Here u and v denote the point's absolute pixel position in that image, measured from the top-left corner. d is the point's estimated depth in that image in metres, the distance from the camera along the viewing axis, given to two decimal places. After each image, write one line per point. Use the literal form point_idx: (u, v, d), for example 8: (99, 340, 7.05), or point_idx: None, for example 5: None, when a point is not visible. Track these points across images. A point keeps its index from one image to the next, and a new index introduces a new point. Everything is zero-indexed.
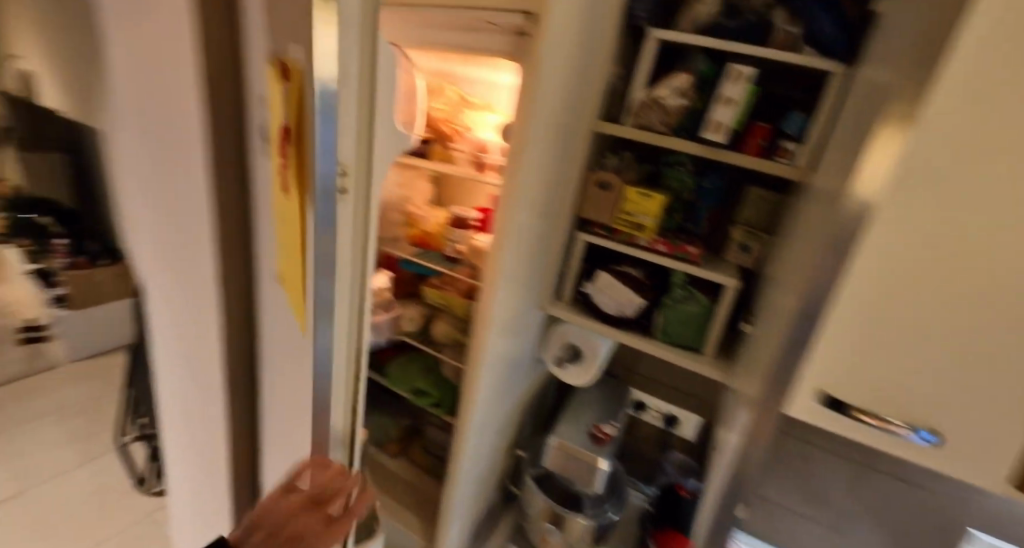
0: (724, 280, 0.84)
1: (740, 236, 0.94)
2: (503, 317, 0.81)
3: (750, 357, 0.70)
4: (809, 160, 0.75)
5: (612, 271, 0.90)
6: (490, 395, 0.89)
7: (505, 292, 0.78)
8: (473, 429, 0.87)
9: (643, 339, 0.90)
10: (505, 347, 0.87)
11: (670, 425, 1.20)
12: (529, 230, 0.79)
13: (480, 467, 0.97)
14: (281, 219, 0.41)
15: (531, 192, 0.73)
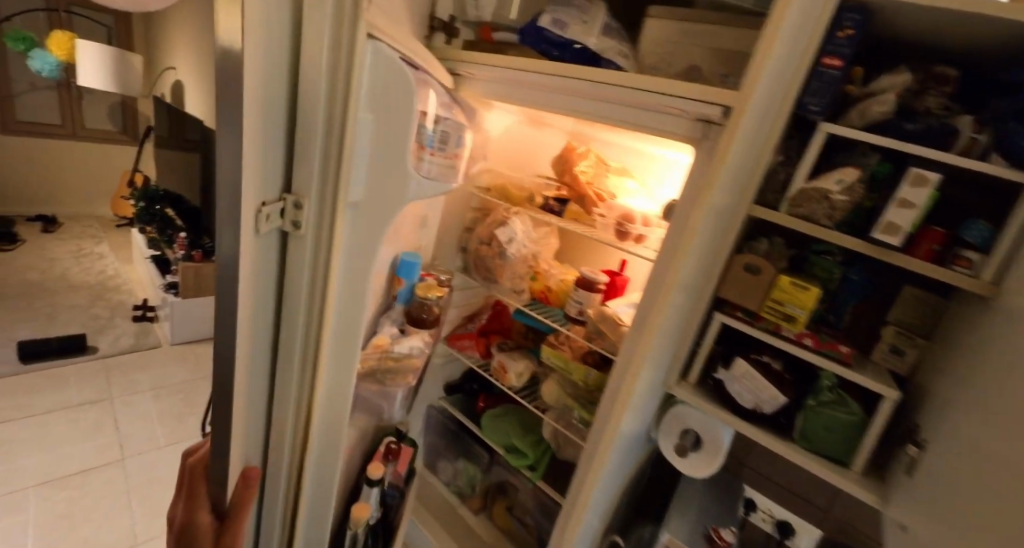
0: (881, 390, 0.76)
1: (890, 336, 0.86)
2: (638, 396, 0.78)
3: (932, 490, 0.61)
4: (996, 274, 0.67)
5: (750, 359, 0.85)
6: (606, 474, 0.84)
7: (646, 371, 0.76)
8: (584, 507, 0.83)
9: (780, 441, 0.83)
10: (629, 426, 0.82)
11: (784, 534, 0.99)
12: (678, 308, 0.76)
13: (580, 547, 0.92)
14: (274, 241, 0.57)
15: (687, 270, 0.72)
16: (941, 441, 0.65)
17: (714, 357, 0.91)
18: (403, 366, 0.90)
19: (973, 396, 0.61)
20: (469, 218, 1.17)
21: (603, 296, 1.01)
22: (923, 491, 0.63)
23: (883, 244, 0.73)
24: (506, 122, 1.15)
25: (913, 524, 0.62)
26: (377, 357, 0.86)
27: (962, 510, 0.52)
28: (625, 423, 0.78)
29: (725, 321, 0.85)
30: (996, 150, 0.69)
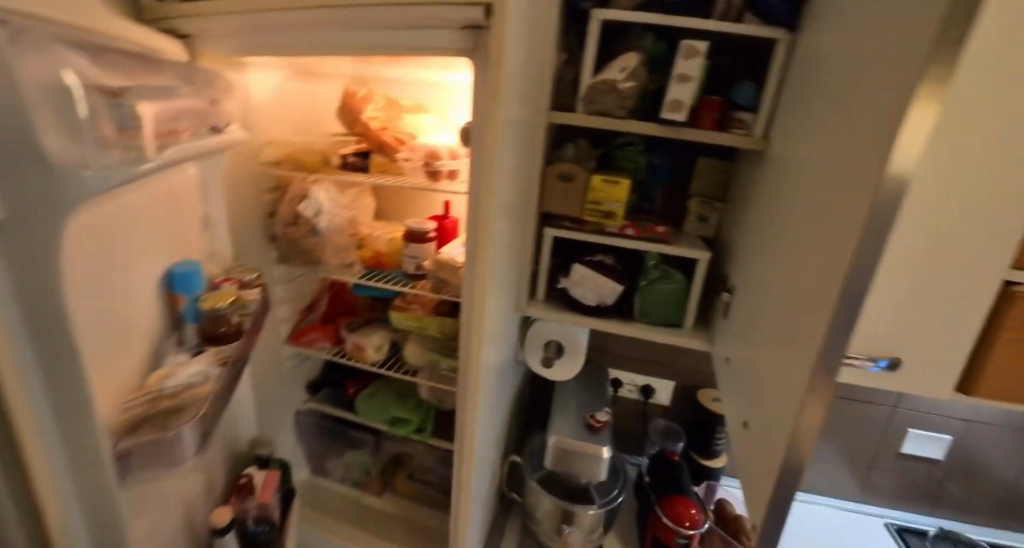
0: (694, 254, 0.85)
1: (696, 207, 0.96)
2: (492, 330, 0.77)
3: (743, 326, 0.71)
4: (765, 127, 0.76)
5: (585, 261, 0.89)
6: (486, 412, 0.84)
7: (492, 307, 0.74)
8: (475, 453, 0.83)
9: (626, 324, 0.90)
10: (494, 360, 0.82)
11: (647, 395, 1.24)
12: (508, 233, 0.75)
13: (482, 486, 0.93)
14: None
15: (504, 193, 0.70)
16: (745, 283, 0.75)
17: (555, 269, 0.94)
18: (188, 400, 0.68)
19: (763, 239, 0.70)
20: (268, 201, 1.03)
21: (438, 243, 0.98)
22: (738, 328, 0.74)
23: (672, 123, 0.77)
24: (275, 79, 0.98)
25: (737, 361, 0.71)
26: (147, 404, 0.67)
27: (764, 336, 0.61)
28: (487, 363, 0.79)
29: (557, 233, 0.87)
30: (749, 11, 0.74)
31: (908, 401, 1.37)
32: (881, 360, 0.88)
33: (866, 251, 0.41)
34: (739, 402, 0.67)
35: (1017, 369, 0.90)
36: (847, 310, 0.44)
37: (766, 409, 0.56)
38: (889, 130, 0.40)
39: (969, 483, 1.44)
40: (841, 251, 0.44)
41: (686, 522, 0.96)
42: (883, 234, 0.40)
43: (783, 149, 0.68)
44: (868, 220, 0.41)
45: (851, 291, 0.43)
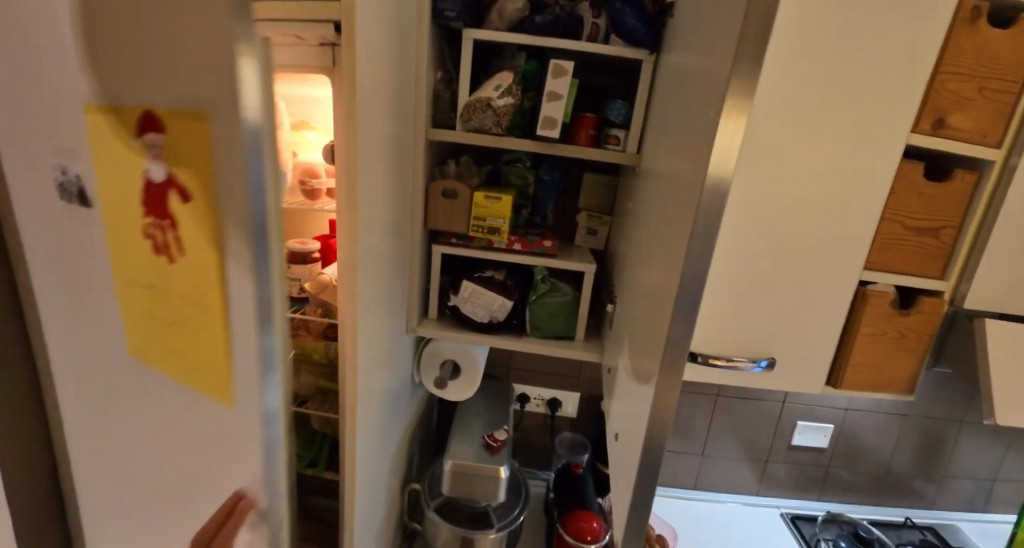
0: (580, 266, 0.86)
1: (585, 221, 0.97)
2: (368, 354, 0.73)
3: (620, 339, 0.73)
4: (637, 144, 0.79)
5: (475, 278, 0.88)
6: (369, 440, 0.80)
7: (365, 331, 0.71)
8: (358, 486, 0.78)
9: (518, 339, 0.89)
10: (376, 385, 0.79)
11: (554, 408, 1.27)
12: (382, 251, 0.72)
13: (373, 519, 0.88)
14: (173, 284, 0.41)
15: (373, 212, 0.66)
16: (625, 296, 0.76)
17: (446, 286, 0.92)
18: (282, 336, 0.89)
19: (637, 250, 0.71)
20: None
21: (321, 262, 0.92)
22: (618, 340, 0.75)
23: (547, 139, 0.78)
24: None
25: (615, 372, 0.73)
26: None
27: (634, 345, 0.63)
28: (366, 390, 0.74)
29: (444, 250, 0.86)
30: (613, 32, 0.77)
31: (795, 396, 1.47)
32: (762, 361, 0.92)
33: (696, 263, 0.43)
34: (615, 412, 0.68)
35: (875, 362, 0.98)
36: (687, 321, 0.45)
37: (632, 416, 0.57)
38: (710, 147, 0.42)
39: (850, 467, 1.57)
40: (678, 262, 0.46)
41: (587, 537, 1.00)
42: (710, 247, 0.42)
43: (652, 163, 0.70)
44: (695, 233, 0.42)
45: (687, 300, 0.44)
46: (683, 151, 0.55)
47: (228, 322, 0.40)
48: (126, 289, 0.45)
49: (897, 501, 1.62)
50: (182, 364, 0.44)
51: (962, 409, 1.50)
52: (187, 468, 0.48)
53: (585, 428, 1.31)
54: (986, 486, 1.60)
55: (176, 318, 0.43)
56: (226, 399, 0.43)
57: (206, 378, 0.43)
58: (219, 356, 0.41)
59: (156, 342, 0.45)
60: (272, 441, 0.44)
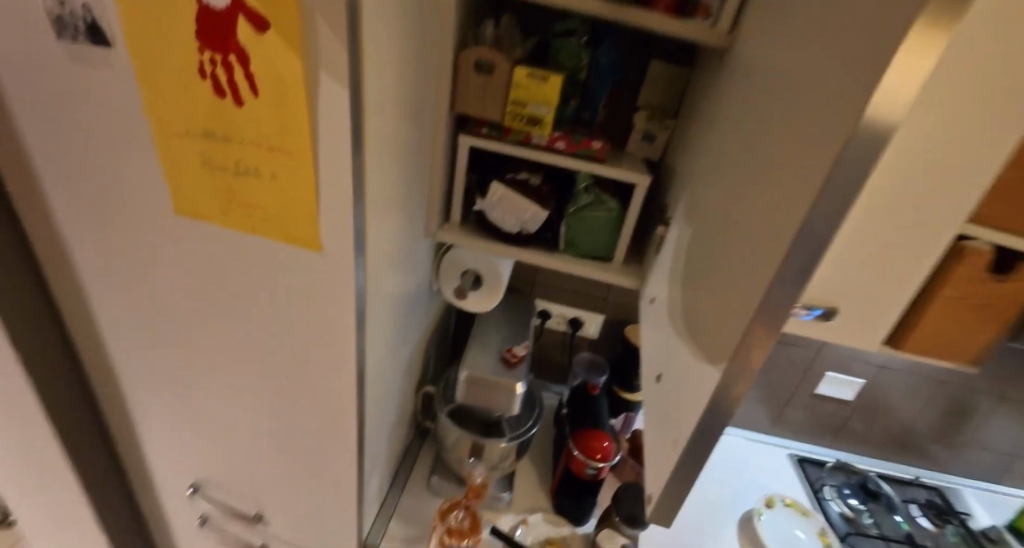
0: (632, 176, 0.73)
1: (643, 123, 0.82)
2: (378, 253, 0.64)
3: (672, 268, 0.61)
4: (732, 22, 0.61)
5: (506, 180, 0.76)
6: (382, 344, 0.76)
7: (374, 229, 0.61)
8: (366, 388, 0.74)
9: (548, 256, 0.79)
10: (389, 286, 0.72)
11: (575, 327, 1.23)
12: (398, 133, 0.60)
13: (380, 419, 0.87)
14: (253, 137, 0.52)
15: (384, 83, 0.53)
16: (683, 220, 0.63)
17: (471, 186, 0.81)
18: None
19: (710, 166, 0.58)
20: None
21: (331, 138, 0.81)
22: (668, 269, 0.63)
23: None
24: None
25: (657, 306, 0.63)
26: None
27: (690, 283, 0.52)
28: (376, 291, 0.67)
29: (472, 141, 0.73)
30: None
31: (832, 346, 1.37)
32: (816, 309, 0.78)
33: (830, 202, 0.30)
34: (653, 353, 0.60)
35: (945, 328, 0.86)
36: (796, 276, 0.33)
37: (681, 360, 0.49)
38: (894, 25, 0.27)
39: (870, 422, 1.51)
40: (797, 195, 0.33)
41: (597, 456, 0.96)
42: (861, 182, 0.29)
43: (752, 54, 0.54)
44: (840, 162, 0.29)
45: (800, 249, 0.33)
46: (808, 28, 0.40)
47: (316, 149, 0.52)
48: (185, 138, 0.55)
49: (909, 459, 1.58)
50: (261, 185, 0.56)
51: (1007, 384, 1.38)
52: (286, 259, 0.62)
53: (603, 350, 1.27)
54: (1008, 460, 1.53)
55: (252, 158, 0.54)
56: (318, 248, 0.59)
57: (292, 194, 0.56)
58: (313, 195, 0.55)
59: (233, 174, 0.56)
60: (364, 269, 0.61)
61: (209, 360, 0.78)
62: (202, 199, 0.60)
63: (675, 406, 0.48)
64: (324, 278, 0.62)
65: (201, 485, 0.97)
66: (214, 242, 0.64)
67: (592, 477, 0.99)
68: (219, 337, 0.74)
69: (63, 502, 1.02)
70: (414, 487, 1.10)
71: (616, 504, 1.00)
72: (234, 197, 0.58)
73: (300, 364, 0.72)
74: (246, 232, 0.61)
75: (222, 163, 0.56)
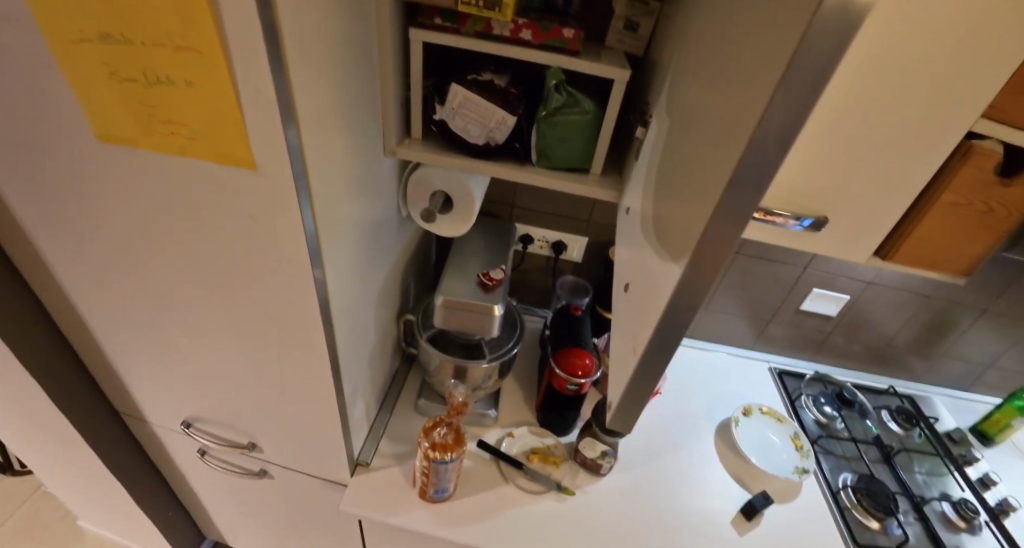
0: (609, 73, 0.64)
1: (624, 8, 0.72)
2: (319, 168, 0.57)
3: (648, 171, 0.55)
4: None
5: (466, 81, 0.67)
6: (346, 270, 0.71)
7: (313, 140, 0.54)
8: (332, 316, 0.70)
9: (520, 170, 0.73)
10: (345, 206, 0.66)
11: (558, 251, 1.18)
12: (328, 24, 0.51)
13: (355, 347, 0.84)
14: (154, 35, 0.44)
15: None
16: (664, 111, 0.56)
17: (429, 92, 0.72)
18: None
19: (691, 50, 0.50)
20: None
21: None
22: (644, 178, 0.57)
23: None
24: None
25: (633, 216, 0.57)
26: None
27: (661, 188, 0.47)
28: (328, 211, 0.61)
29: (425, 37, 0.64)
30: None
31: (819, 263, 1.35)
32: (806, 220, 0.75)
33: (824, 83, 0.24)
34: (625, 264, 0.55)
35: (939, 238, 0.82)
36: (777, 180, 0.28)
37: (644, 271, 0.45)
38: None
39: (851, 336, 1.52)
40: (778, 69, 0.27)
41: (578, 373, 0.95)
42: None
43: None
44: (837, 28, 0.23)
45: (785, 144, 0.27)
46: None
47: (226, 47, 0.44)
48: (79, 43, 0.46)
49: (884, 370, 1.61)
50: (178, 97, 0.48)
51: (988, 296, 1.38)
52: (223, 185, 0.56)
53: (587, 274, 1.24)
54: (980, 369, 1.57)
55: (159, 63, 0.46)
56: (254, 167, 0.52)
57: (214, 103, 0.48)
58: (234, 103, 0.47)
59: (145, 85, 0.48)
60: (307, 188, 0.55)
61: (169, 299, 0.73)
62: (117, 119, 0.52)
63: (635, 318, 0.44)
64: (266, 203, 0.56)
65: (194, 420, 0.96)
66: (143, 170, 0.57)
67: (575, 393, 0.98)
68: (173, 275, 0.69)
69: (49, 438, 1.02)
70: (401, 409, 1.09)
71: (596, 415, 0.99)
72: (152, 114, 0.50)
73: (258, 296, 0.68)
74: (175, 155, 0.54)
75: (128, 72, 0.47)
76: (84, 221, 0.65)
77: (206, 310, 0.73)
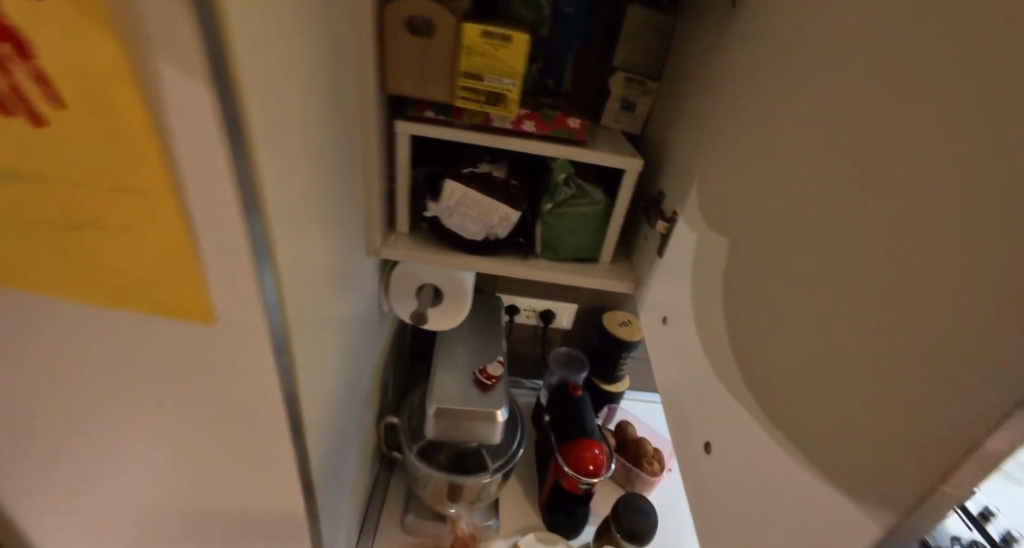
0: (621, 163, 0.59)
1: (621, 88, 0.71)
2: (301, 300, 0.47)
3: (693, 278, 0.48)
4: None
5: (463, 176, 0.60)
6: (331, 396, 0.61)
7: (293, 271, 0.43)
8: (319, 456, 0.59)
9: (523, 265, 0.65)
10: (330, 328, 0.56)
11: (547, 320, 1.10)
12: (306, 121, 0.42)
13: (336, 476, 0.71)
14: (76, 172, 0.34)
15: (272, 54, 0.35)
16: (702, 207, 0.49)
17: (418, 187, 0.65)
18: None
19: (732, 138, 0.44)
20: None
21: None
22: (683, 283, 0.51)
23: None
24: None
25: (682, 328, 0.50)
26: None
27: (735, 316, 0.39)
28: (312, 342, 0.51)
29: (415, 131, 0.57)
30: None
31: None
32: None
33: None
34: (688, 390, 0.48)
35: None
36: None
37: (756, 437, 0.35)
38: None
39: None
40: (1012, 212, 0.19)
41: (590, 468, 0.84)
42: None
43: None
44: None
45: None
46: None
47: (175, 178, 0.33)
48: None
49: None
50: (110, 243, 0.37)
51: None
52: (170, 339, 0.43)
53: (578, 341, 1.16)
54: None
55: (84, 204, 0.35)
56: (210, 319, 0.40)
57: (157, 249, 0.37)
58: (185, 246, 0.36)
59: (64, 230, 0.37)
60: (288, 327, 0.44)
61: (85, 477, 0.56)
62: (30, 272, 0.40)
63: (758, 508, 0.35)
64: (228, 355, 0.43)
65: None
66: (60, 327, 0.44)
67: (586, 491, 0.87)
68: (94, 446, 0.53)
69: None
70: (386, 528, 0.95)
71: (615, 519, 0.85)
72: (74, 264, 0.39)
73: (211, 460, 0.53)
74: (104, 310, 0.42)
75: (40, 216, 0.37)
76: None
77: (133, 485, 0.56)
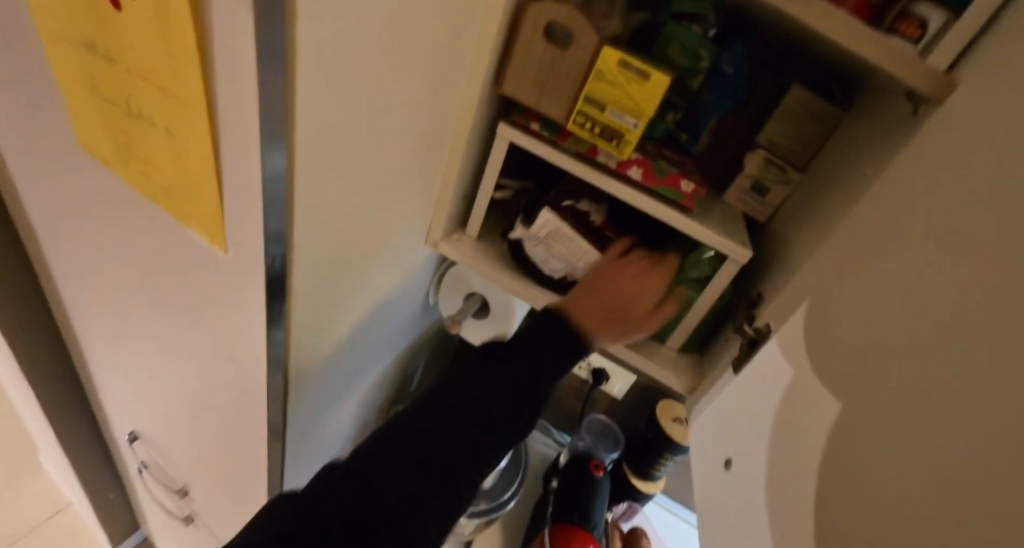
0: (726, 247, 0.51)
1: (757, 168, 0.62)
2: (328, 257, 0.52)
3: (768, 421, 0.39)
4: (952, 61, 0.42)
5: (562, 209, 0.58)
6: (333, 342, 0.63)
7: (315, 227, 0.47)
8: (295, 391, 0.61)
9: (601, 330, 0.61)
10: (353, 276, 0.59)
11: (598, 379, 0.98)
12: (372, 85, 0.44)
13: (316, 434, 0.74)
14: (141, 69, 0.40)
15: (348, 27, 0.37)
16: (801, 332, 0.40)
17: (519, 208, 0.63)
18: None
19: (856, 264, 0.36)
20: None
21: None
22: (756, 425, 0.41)
23: None
24: None
25: (741, 468, 0.41)
26: None
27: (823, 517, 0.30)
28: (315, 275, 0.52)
29: (511, 136, 0.53)
30: None
31: None
32: None
33: None
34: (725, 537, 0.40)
35: None
36: None
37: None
38: None
39: None
40: None
41: None
42: None
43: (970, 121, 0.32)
44: None
45: None
46: None
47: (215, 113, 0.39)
48: (79, 54, 0.44)
49: None
50: (156, 137, 0.45)
51: None
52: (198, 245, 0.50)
53: (623, 413, 1.05)
54: None
55: (147, 103, 0.43)
56: (223, 248, 0.49)
57: (188, 160, 0.44)
58: (211, 170, 0.42)
59: (127, 114, 0.45)
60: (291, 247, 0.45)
61: (137, 318, 0.68)
62: (103, 136, 0.49)
63: None
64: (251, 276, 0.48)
65: (143, 430, 0.91)
66: (128, 199, 0.54)
67: None
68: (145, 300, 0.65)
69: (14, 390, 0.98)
70: None
71: None
72: (132, 146, 0.47)
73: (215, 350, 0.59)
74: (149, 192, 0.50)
75: (114, 98, 0.45)
76: (74, 215, 0.63)
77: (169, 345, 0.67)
